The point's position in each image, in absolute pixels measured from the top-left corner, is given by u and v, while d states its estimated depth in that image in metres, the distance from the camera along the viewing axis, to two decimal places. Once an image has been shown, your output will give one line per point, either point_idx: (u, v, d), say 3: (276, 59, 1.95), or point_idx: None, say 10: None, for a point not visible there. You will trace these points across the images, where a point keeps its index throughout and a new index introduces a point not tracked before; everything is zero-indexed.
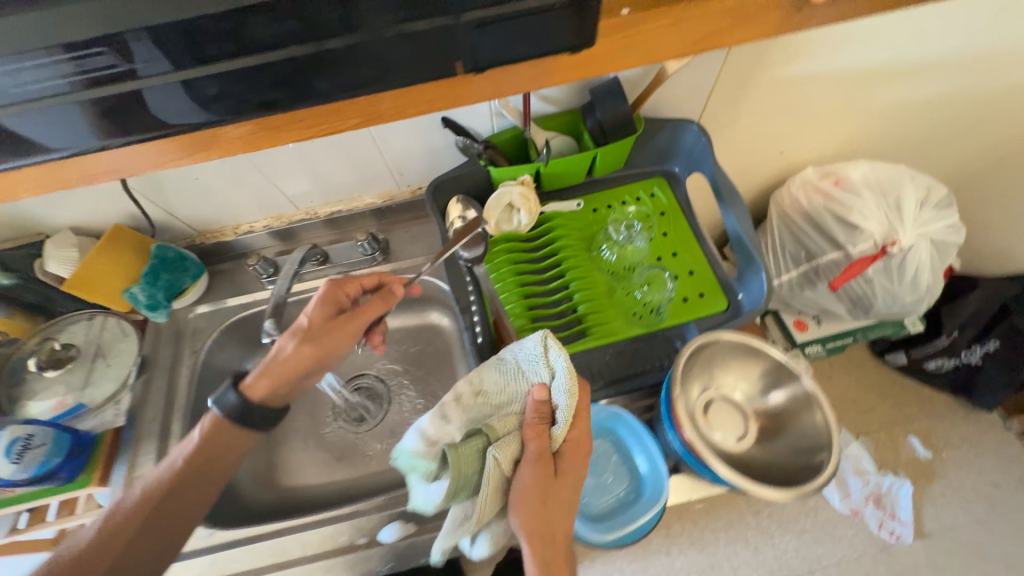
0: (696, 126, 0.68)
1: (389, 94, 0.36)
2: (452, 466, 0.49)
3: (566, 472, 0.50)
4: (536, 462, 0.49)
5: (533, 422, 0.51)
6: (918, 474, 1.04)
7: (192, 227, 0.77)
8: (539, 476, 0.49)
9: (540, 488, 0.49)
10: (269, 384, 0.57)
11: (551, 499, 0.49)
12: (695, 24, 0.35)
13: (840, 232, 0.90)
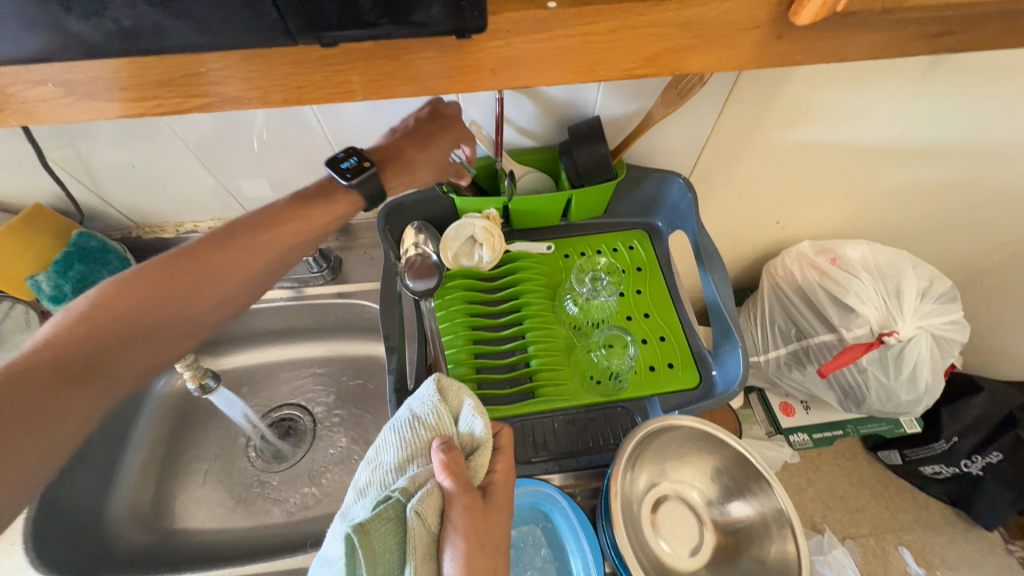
0: (682, 180, 0.62)
1: (256, 71, 0.29)
2: (362, 548, 0.33)
3: (496, 507, 0.42)
4: (470, 505, 0.38)
5: (449, 458, 0.40)
6: None
7: (130, 218, 0.70)
8: (473, 523, 0.38)
9: (477, 539, 0.38)
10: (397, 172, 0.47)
11: (493, 547, 0.39)
12: (654, 36, 0.29)
13: (835, 314, 0.83)
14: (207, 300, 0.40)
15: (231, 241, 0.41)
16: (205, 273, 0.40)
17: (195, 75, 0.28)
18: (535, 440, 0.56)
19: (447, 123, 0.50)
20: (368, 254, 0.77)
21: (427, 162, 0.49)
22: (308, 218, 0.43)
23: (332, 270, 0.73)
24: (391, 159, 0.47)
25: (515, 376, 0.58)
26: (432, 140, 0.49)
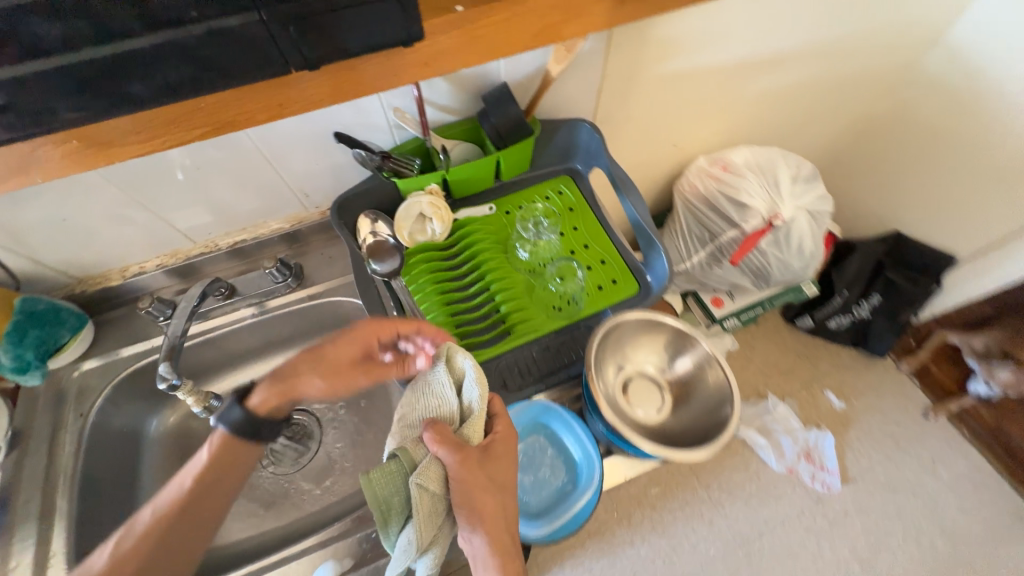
0: (588, 124, 0.72)
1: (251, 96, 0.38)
2: (367, 493, 0.46)
3: (493, 459, 0.53)
4: (465, 464, 0.50)
5: (446, 435, 0.50)
6: (837, 425, 1.39)
7: (69, 275, 0.69)
8: (471, 476, 0.50)
9: (476, 487, 0.50)
10: (273, 398, 0.53)
11: (490, 486, 0.52)
12: (536, 15, 0.40)
13: (733, 212, 1.00)
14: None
15: (155, 531, 0.48)
16: (136, 561, 0.47)
17: (209, 108, 0.38)
18: (520, 371, 0.65)
19: (342, 375, 0.56)
20: (325, 254, 0.81)
21: (312, 378, 0.55)
22: (217, 476, 0.51)
23: (295, 276, 0.77)
24: (278, 378, 0.54)
25: (489, 323, 0.67)
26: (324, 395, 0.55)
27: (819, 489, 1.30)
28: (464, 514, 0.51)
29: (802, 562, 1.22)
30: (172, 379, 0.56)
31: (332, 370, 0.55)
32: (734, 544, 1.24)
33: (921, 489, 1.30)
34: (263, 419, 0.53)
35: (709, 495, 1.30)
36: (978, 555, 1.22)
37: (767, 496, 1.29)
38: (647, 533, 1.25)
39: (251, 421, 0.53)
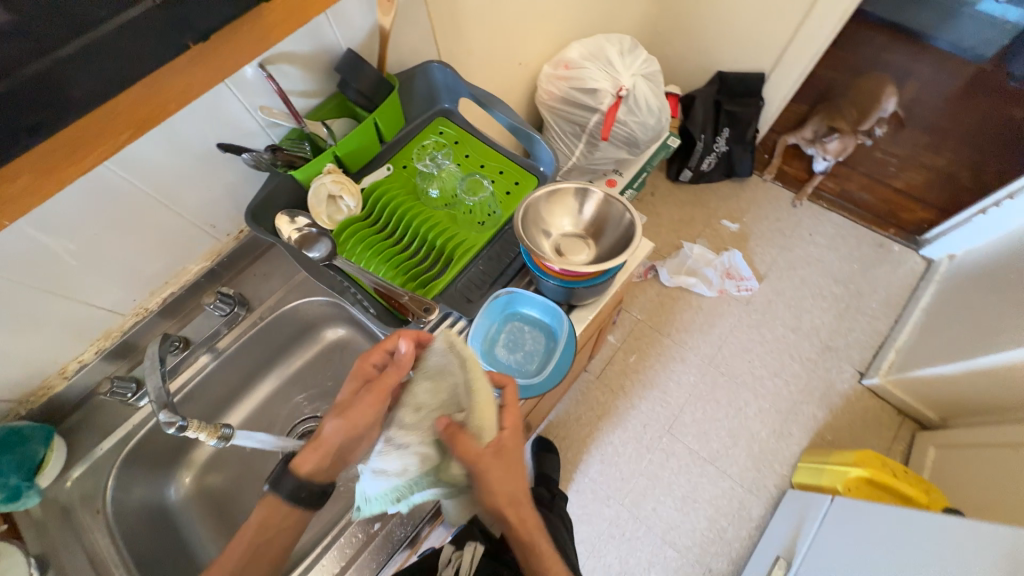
0: (437, 63, 0.80)
1: (150, 94, 0.38)
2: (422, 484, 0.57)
3: (508, 451, 0.59)
4: (485, 464, 0.56)
5: (458, 442, 0.55)
6: (740, 241, 1.68)
7: (7, 399, 0.66)
8: (491, 471, 0.56)
9: (496, 481, 0.57)
10: (316, 457, 0.57)
11: (509, 474, 0.58)
12: None
13: (589, 99, 1.15)
14: None
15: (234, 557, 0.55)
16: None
17: (111, 117, 0.37)
18: (475, 284, 0.75)
19: (353, 408, 0.57)
20: (259, 275, 0.83)
21: (333, 424, 0.57)
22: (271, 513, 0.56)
23: (240, 304, 0.79)
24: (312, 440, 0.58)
25: (432, 259, 0.76)
26: (338, 437, 0.57)
27: (745, 295, 1.60)
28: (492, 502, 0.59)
29: (755, 351, 1.52)
30: (178, 423, 0.60)
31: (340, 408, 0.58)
32: (705, 364, 1.51)
33: (811, 258, 1.64)
34: (307, 478, 0.56)
35: (673, 338, 1.55)
36: (863, 283, 1.59)
37: (713, 318, 1.57)
38: (641, 392, 1.48)
39: (302, 481, 0.56)
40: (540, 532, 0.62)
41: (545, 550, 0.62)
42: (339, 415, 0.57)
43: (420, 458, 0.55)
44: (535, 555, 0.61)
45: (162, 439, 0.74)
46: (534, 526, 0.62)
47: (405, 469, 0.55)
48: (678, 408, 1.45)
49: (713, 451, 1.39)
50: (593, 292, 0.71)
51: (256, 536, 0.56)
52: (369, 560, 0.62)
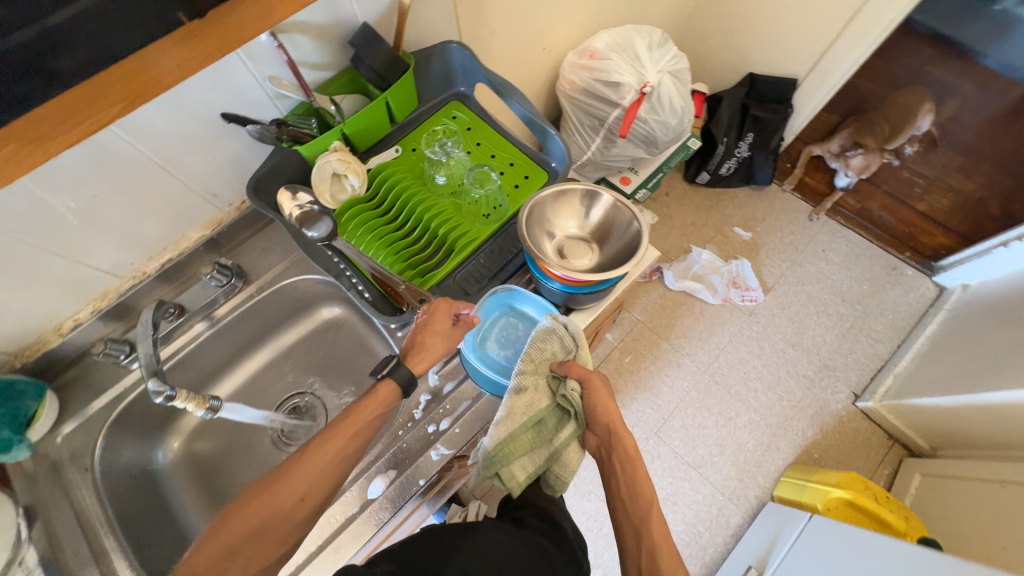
0: (455, 43, 0.77)
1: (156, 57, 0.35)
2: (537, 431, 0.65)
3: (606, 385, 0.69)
4: (592, 381, 0.67)
5: (574, 366, 0.67)
6: (750, 250, 1.65)
7: (4, 351, 0.67)
8: (598, 387, 0.67)
9: (602, 394, 0.66)
10: (421, 362, 0.64)
11: (611, 397, 0.68)
12: None
13: (611, 93, 1.11)
14: (295, 491, 0.53)
15: (324, 442, 0.56)
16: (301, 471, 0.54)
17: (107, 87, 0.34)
18: (475, 278, 0.74)
19: (445, 338, 0.65)
20: (259, 247, 0.82)
21: (438, 342, 0.65)
22: (366, 409, 0.59)
23: (237, 275, 0.78)
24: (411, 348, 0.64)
25: (433, 249, 0.75)
26: (430, 358, 0.64)
27: (749, 305, 1.58)
28: (598, 420, 0.67)
29: (752, 363, 1.51)
30: (169, 392, 0.61)
31: (433, 335, 0.64)
32: (700, 371, 1.51)
33: (821, 274, 1.61)
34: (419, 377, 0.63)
35: (670, 342, 1.54)
36: (871, 305, 1.56)
37: (713, 326, 1.55)
38: (633, 393, 1.48)
39: (410, 379, 0.62)
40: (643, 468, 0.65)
41: (648, 488, 0.63)
42: (432, 342, 0.64)
43: (540, 397, 0.66)
44: (632, 489, 0.64)
45: (153, 402, 0.75)
46: (636, 463, 0.65)
47: (529, 402, 0.65)
48: (669, 412, 1.46)
49: (698, 457, 1.40)
50: (591, 299, 0.70)
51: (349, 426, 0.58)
52: (346, 540, 0.64)
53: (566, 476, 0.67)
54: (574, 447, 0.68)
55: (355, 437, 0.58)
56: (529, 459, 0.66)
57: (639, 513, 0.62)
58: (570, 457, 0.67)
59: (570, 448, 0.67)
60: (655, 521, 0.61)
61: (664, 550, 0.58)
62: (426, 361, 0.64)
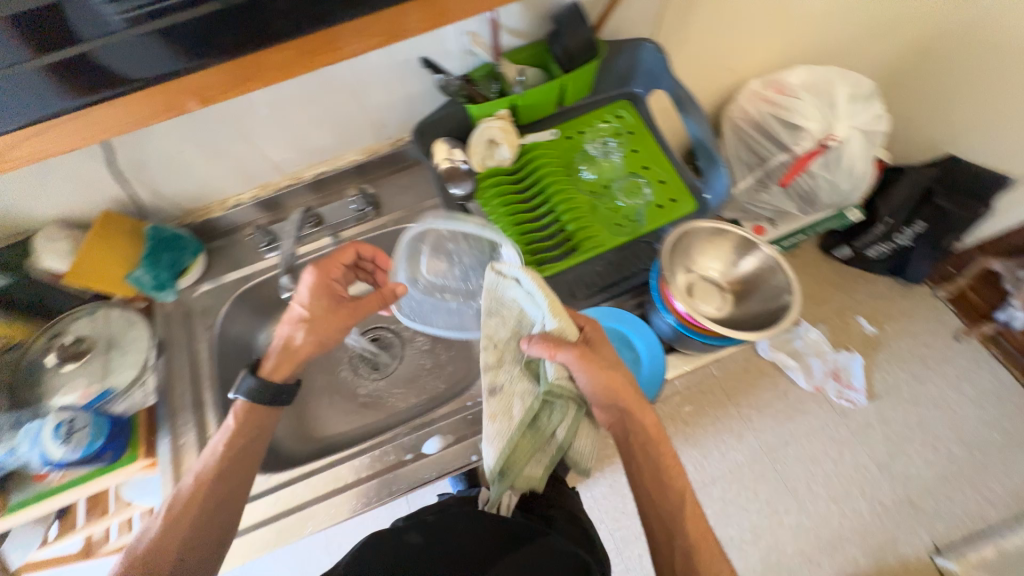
0: (651, 43, 0.73)
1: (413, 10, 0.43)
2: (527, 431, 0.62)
3: (600, 345, 0.62)
4: (584, 357, 0.58)
5: (548, 346, 0.58)
6: (868, 347, 1.45)
7: (180, 207, 0.78)
8: (589, 364, 0.58)
9: (592, 372, 0.58)
10: (285, 367, 0.65)
11: (606, 366, 0.60)
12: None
13: (785, 135, 1.01)
14: (189, 528, 0.56)
15: (219, 474, 0.59)
16: (209, 500, 0.58)
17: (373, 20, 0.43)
18: (586, 283, 0.73)
19: (317, 331, 0.65)
20: (397, 185, 0.87)
21: (310, 337, 0.65)
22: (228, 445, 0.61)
23: (372, 205, 0.84)
24: (280, 352, 0.64)
25: (557, 242, 0.74)
26: (300, 354, 0.66)
27: (844, 406, 1.40)
28: (594, 397, 0.61)
29: (824, 466, 1.35)
30: (295, 288, 0.68)
31: (322, 322, 0.66)
32: (761, 452, 1.38)
33: (944, 403, 1.39)
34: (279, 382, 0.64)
35: (739, 410, 1.42)
36: (995, 458, 1.32)
37: (794, 411, 1.40)
38: (680, 444, 1.40)
39: (263, 386, 0.63)
40: (658, 435, 0.63)
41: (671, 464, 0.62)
42: (319, 328, 0.65)
43: (525, 385, 0.63)
44: (656, 472, 0.62)
45: (272, 290, 0.84)
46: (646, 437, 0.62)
47: (516, 398, 0.63)
48: (711, 478, 1.36)
49: (725, 535, 1.30)
50: (700, 349, 0.66)
51: (219, 466, 0.59)
52: (392, 480, 0.69)
53: (585, 459, 0.65)
54: (582, 429, 0.65)
55: (228, 474, 0.59)
56: (541, 450, 0.64)
57: (666, 502, 0.61)
58: (584, 435, 0.65)
59: (575, 437, 0.64)
60: (686, 514, 0.59)
61: (701, 546, 0.58)
62: (284, 369, 0.65)
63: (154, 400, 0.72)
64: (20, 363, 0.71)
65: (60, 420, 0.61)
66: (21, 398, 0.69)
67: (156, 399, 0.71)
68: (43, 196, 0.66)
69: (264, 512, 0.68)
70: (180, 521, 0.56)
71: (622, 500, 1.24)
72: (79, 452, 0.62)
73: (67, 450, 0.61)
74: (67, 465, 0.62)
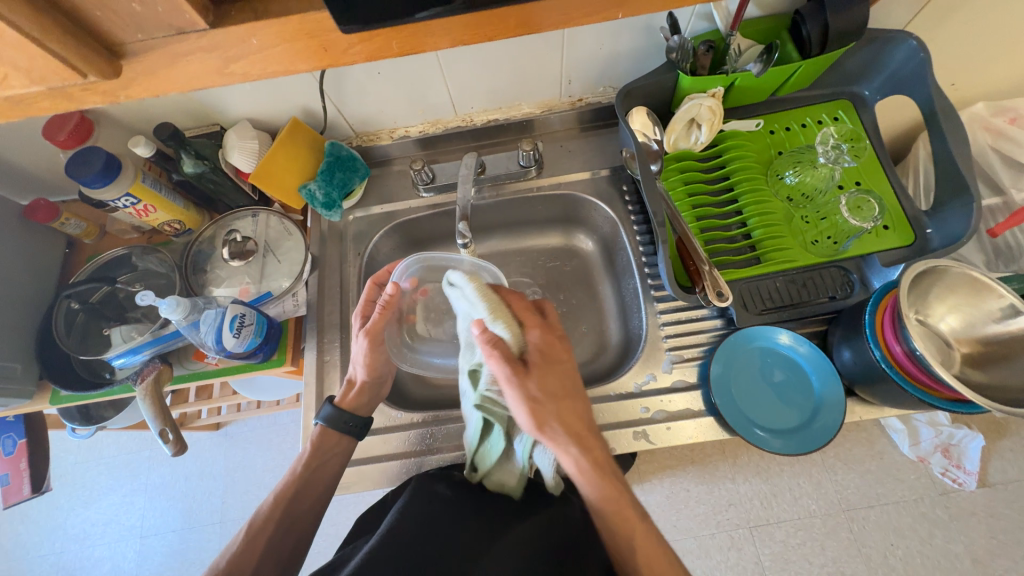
0: (916, 40, 0.60)
1: None
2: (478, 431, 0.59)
3: (540, 371, 0.56)
4: (515, 380, 0.53)
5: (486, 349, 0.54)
6: (991, 430, 1.17)
7: (353, 128, 0.78)
8: (518, 388, 0.53)
9: (519, 398, 0.53)
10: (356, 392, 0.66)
11: (541, 396, 0.54)
12: None
13: (1004, 176, 0.88)
14: (279, 533, 0.57)
15: (301, 483, 0.60)
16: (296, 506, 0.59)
17: None
18: (761, 297, 0.64)
19: (377, 375, 0.66)
20: (564, 147, 0.81)
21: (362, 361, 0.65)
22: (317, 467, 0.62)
23: (537, 164, 0.79)
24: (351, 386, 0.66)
25: (739, 247, 0.67)
26: (372, 390, 0.66)
27: (947, 484, 1.13)
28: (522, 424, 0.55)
29: (908, 541, 1.11)
30: (469, 239, 0.71)
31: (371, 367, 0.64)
32: (838, 506, 1.15)
33: None
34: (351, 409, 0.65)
35: (823, 459, 1.18)
36: None
37: (886, 477, 1.15)
38: (750, 475, 1.20)
39: (344, 415, 0.63)
40: (600, 486, 0.53)
41: (614, 501, 0.53)
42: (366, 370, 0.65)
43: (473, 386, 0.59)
44: (604, 520, 0.54)
45: (420, 229, 0.83)
46: (582, 481, 0.53)
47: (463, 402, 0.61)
48: (775, 518, 1.16)
49: None
50: (889, 403, 0.57)
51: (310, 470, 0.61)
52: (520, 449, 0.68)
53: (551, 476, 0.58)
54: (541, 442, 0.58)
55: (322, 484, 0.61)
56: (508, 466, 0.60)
57: (626, 548, 0.52)
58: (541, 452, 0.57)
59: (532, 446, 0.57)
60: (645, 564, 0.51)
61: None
62: (363, 401, 0.66)
63: (304, 311, 0.74)
64: (192, 250, 0.74)
65: (234, 312, 0.63)
66: (191, 284, 0.72)
67: (305, 311, 0.74)
68: (244, 96, 0.67)
69: (397, 446, 0.67)
70: (283, 511, 0.59)
71: (677, 514, 1.19)
72: (245, 345, 0.65)
73: (238, 341, 0.63)
74: (229, 356, 0.65)
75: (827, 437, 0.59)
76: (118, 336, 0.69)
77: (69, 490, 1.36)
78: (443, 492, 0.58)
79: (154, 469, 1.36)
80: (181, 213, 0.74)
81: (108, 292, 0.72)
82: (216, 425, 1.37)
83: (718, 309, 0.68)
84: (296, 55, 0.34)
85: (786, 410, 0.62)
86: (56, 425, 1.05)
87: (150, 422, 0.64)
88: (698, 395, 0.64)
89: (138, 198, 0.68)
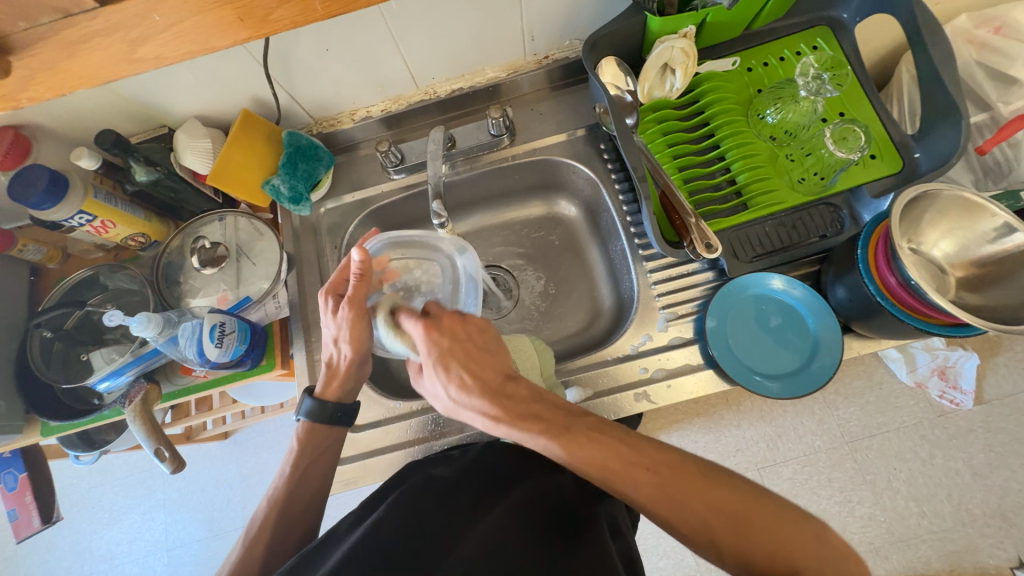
0: None
1: None
2: None
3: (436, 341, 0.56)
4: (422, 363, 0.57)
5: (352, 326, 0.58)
6: (986, 348, 1.18)
7: (311, 115, 0.74)
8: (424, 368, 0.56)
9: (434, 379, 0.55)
10: (338, 384, 0.62)
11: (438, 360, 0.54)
12: None
13: (991, 90, 0.85)
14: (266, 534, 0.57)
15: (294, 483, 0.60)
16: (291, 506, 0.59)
17: None
18: (751, 243, 0.63)
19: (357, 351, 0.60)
20: (535, 110, 0.77)
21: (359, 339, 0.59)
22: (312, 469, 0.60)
23: (509, 131, 0.75)
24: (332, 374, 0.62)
25: (724, 193, 0.65)
26: (349, 374, 0.62)
27: (944, 406, 1.15)
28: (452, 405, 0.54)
29: (909, 464, 1.14)
30: (445, 218, 0.68)
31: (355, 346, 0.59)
32: (842, 439, 1.18)
33: None
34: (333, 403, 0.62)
35: (826, 396, 1.21)
36: None
37: (885, 404, 1.18)
38: (754, 420, 1.22)
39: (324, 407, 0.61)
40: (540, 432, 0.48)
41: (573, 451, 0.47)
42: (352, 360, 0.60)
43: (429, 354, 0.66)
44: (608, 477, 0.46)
45: (396, 213, 0.80)
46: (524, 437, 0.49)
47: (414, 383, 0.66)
48: (782, 457, 1.19)
49: None
50: (886, 335, 0.57)
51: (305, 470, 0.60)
52: None
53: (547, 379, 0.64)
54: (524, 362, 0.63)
55: (318, 474, 0.61)
56: None
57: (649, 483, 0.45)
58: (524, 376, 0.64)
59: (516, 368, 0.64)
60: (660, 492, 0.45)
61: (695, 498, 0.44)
62: (346, 389, 0.63)
63: (287, 312, 0.72)
64: (161, 261, 0.71)
65: (213, 322, 0.61)
66: (166, 298, 0.69)
67: (289, 312, 0.72)
68: (186, 91, 0.63)
69: (401, 436, 0.67)
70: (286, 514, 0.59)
71: None
72: (230, 354, 0.63)
73: (221, 351, 0.61)
74: (215, 367, 0.63)
75: (825, 378, 0.58)
76: (99, 359, 0.67)
77: (89, 514, 1.37)
78: (442, 475, 0.58)
79: (169, 483, 1.37)
80: (143, 226, 0.71)
81: (81, 316, 0.69)
82: (225, 433, 1.37)
83: (708, 262, 0.66)
84: (210, 29, 0.31)
85: (785, 354, 0.61)
86: (59, 454, 1.04)
87: (145, 444, 0.63)
88: (696, 349, 0.63)
89: (92, 214, 0.64)
